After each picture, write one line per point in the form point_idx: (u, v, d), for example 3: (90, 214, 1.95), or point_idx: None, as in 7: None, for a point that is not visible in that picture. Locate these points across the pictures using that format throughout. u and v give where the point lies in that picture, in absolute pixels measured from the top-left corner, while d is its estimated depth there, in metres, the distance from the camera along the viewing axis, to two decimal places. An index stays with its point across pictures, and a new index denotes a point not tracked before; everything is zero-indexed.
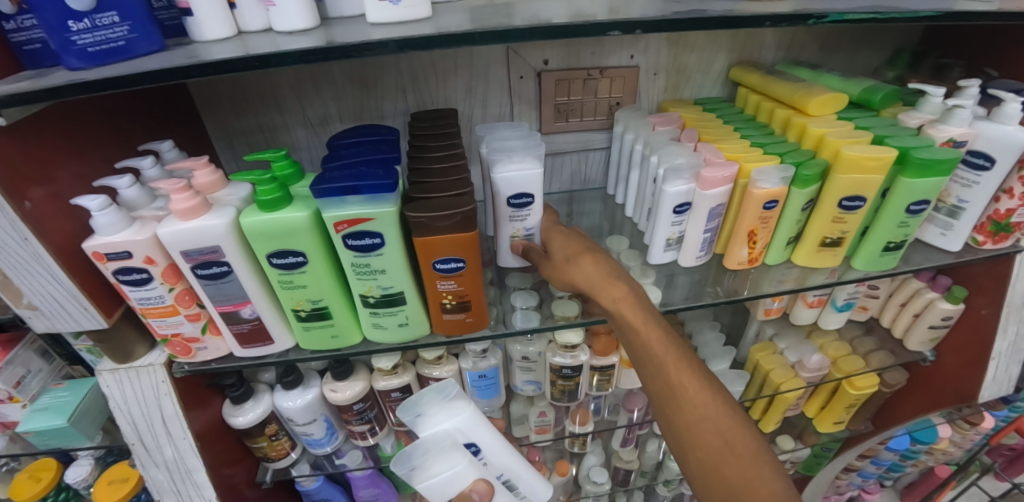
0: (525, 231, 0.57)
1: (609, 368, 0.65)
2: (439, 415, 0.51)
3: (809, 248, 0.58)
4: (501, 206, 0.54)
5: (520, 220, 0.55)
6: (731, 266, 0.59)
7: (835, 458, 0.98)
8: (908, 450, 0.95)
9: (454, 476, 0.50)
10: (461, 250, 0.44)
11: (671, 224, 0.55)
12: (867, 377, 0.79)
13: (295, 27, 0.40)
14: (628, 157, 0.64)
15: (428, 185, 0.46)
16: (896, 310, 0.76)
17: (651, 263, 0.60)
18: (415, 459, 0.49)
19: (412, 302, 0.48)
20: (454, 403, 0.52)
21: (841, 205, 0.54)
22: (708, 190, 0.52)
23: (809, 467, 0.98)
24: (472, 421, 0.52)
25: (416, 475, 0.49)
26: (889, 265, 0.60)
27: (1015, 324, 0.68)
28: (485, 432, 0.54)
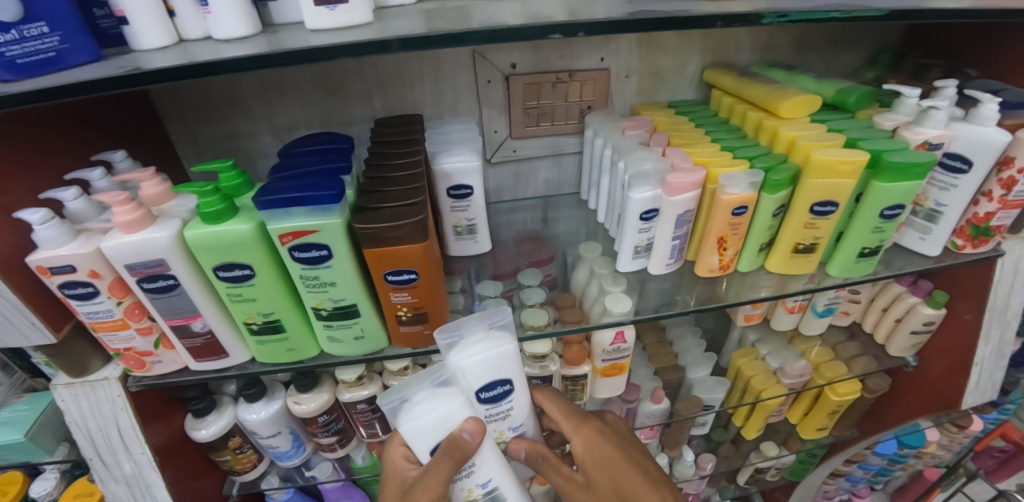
0: (467, 221, 0.58)
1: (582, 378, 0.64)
2: (477, 345, 0.45)
3: (782, 255, 0.57)
4: (442, 197, 0.56)
5: (462, 210, 0.56)
6: (702, 273, 0.58)
7: (821, 464, 0.96)
8: (896, 454, 0.93)
9: (444, 413, 0.43)
10: (413, 262, 0.43)
11: (638, 232, 0.54)
12: (849, 383, 0.77)
13: (234, 35, 0.39)
14: (599, 162, 0.62)
15: (380, 195, 0.45)
16: (878, 315, 0.75)
17: (621, 271, 0.58)
18: (405, 392, 0.44)
19: (366, 314, 0.46)
20: (497, 334, 0.46)
21: (813, 211, 0.52)
22: (674, 196, 0.51)
23: (794, 473, 0.97)
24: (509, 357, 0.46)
25: (404, 411, 0.43)
26: (864, 271, 0.58)
27: (998, 329, 0.67)
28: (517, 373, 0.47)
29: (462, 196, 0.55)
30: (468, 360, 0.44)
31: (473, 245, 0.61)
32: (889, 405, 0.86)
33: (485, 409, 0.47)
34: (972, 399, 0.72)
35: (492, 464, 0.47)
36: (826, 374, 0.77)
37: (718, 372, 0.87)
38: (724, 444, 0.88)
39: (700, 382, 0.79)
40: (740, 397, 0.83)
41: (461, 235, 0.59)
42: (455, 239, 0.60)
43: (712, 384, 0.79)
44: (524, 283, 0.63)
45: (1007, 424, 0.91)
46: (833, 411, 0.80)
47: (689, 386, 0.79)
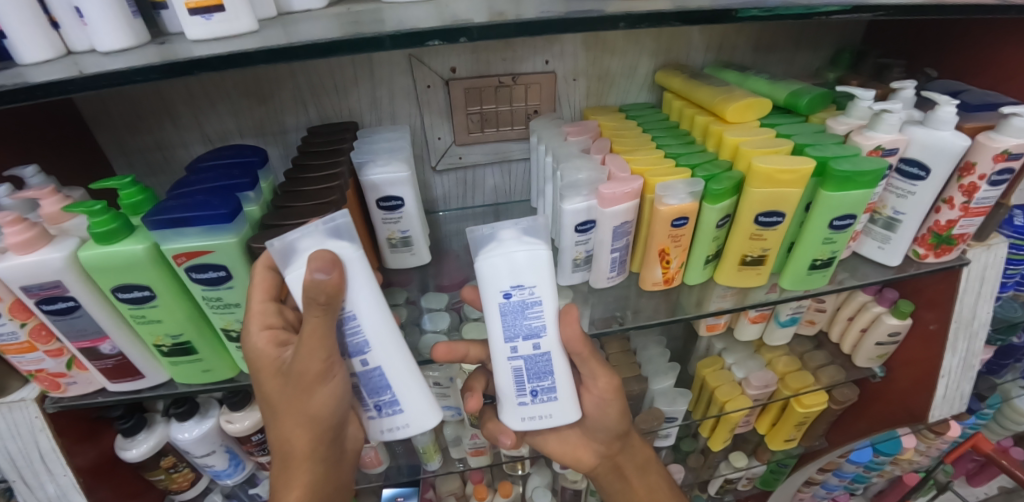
0: (401, 234, 0.56)
1: None
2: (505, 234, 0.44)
3: (730, 267, 0.54)
4: (373, 209, 0.54)
5: (394, 222, 0.54)
6: (647, 286, 0.55)
7: (794, 473, 0.94)
8: (871, 462, 0.89)
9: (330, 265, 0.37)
10: None
11: (575, 244, 0.52)
12: (816, 394, 0.75)
13: (114, 46, 0.37)
14: (543, 169, 0.60)
15: (289, 211, 0.43)
16: (844, 324, 0.72)
17: (564, 284, 0.56)
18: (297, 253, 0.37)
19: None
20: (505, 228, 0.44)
21: (758, 222, 0.49)
22: (609, 207, 0.48)
23: (767, 482, 0.95)
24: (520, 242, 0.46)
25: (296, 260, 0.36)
26: (818, 283, 0.55)
27: (964, 340, 0.64)
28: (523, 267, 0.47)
29: (394, 208, 0.53)
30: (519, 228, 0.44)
31: (411, 258, 0.59)
32: (859, 415, 0.83)
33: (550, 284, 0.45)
34: (940, 411, 0.70)
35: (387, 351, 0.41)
36: (793, 385, 0.74)
37: (684, 381, 0.84)
38: (692, 454, 0.86)
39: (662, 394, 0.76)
40: (704, 408, 0.81)
41: (397, 248, 0.57)
42: (391, 251, 0.58)
43: (675, 395, 0.76)
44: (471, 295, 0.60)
45: (978, 436, 0.90)
46: (797, 423, 0.78)
47: (651, 398, 0.77)
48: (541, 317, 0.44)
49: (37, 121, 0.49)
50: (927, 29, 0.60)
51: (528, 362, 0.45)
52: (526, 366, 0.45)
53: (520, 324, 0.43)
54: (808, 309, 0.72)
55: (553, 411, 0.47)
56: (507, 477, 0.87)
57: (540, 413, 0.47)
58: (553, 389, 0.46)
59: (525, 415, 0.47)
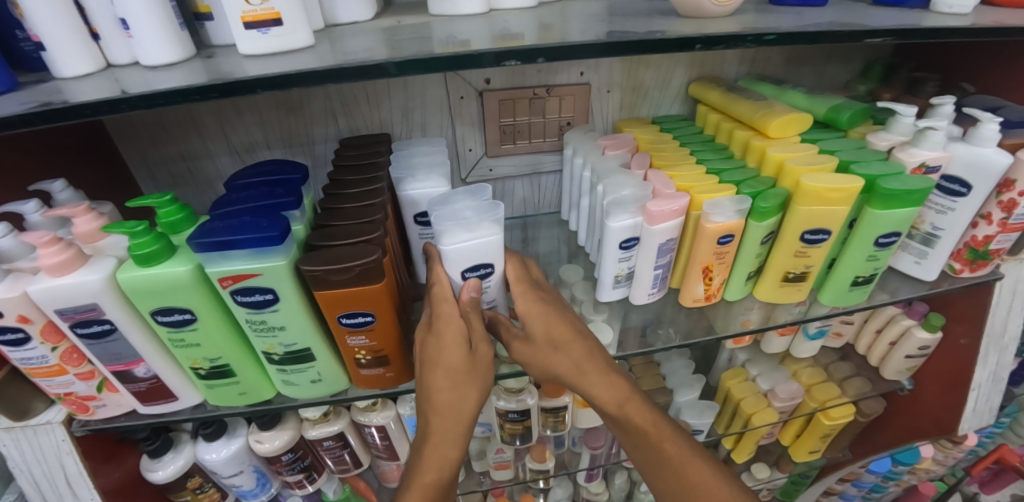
0: None
1: (559, 410, 0.63)
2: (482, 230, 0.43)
3: (771, 283, 0.53)
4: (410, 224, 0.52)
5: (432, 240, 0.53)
6: (686, 302, 0.55)
7: (814, 484, 0.94)
8: (890, 472, 0.90)
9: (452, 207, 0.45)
10: (367, 304, 0.40)
11: (618, 261, 0.51)
12: (843, 407, 0.75)
13: (162, 60, 0.36)
14: (579, 183, 0.59)
15: (335, 230, 0.41)
16: (872, 337, 0.72)
17: (601, 300, 0.55)
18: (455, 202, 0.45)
19: (322, 357, 0.43)
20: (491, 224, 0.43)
21: (803, 239, 0.49)
22: (655, 225, 0.47)
23: (786, 493, 0.95)
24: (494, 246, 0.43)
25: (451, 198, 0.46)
26: (856, 299, 0.55)
27: (995, 354, 0.64)
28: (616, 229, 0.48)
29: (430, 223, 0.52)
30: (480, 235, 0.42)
31: None
32: (885, 427, 0.83)
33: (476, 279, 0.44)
34: (969, 423, 0.70)
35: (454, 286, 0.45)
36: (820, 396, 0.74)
37: (707, 393, 0.83)
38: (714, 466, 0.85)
39: (689, 407, 0.75)
40: (728, 422, 0.80)
41: None
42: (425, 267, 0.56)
43: (701, 407, 0.75)
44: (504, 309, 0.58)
45: (1004, 448, 0.92)
46: (821, 434, 0.78)
47: (677, 410, 0.76)
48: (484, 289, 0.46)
49: (62, 132, 0.47)
50: (960, 46, 0.60)
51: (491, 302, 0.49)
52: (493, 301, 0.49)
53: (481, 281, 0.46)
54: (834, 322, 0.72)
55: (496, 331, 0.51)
56: (527, 490, 0.86)
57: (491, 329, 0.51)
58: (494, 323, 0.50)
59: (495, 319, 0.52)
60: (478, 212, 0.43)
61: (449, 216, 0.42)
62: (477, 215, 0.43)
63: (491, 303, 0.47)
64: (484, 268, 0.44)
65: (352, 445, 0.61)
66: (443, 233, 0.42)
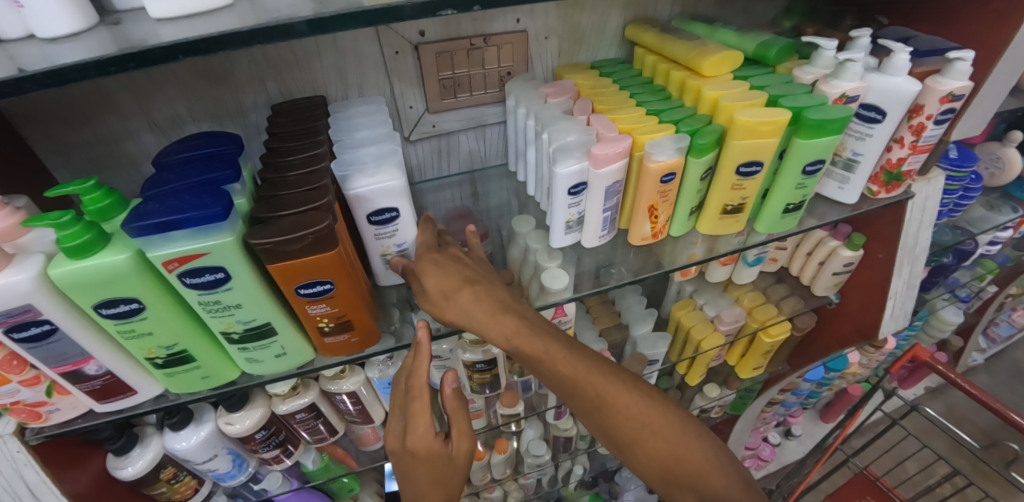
0: (397, 247, 0.51)
1: None
2: (378, 175, 0.46)
3: (712, 217, 0.56)
4: (364, 224, 0.48)
5: (388, 237, 0.49)
6: (635, 241, 0.57)
7: (759, 396, 1.04)
8: (824, 378, 1.02)
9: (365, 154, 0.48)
10: (324, 272, 0.39)
11: (568, 206, 0.52)
12: (780, 324, 0.82)
13: (58, 29, 0.32)
14: (524, 133, 0.59)
15: (280, 199, 0.40)
16: (804, 259, 0.79)
17: (555, 246, 0.57)
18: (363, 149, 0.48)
19: (285, 330, 0.43)
20: (387, 169, 0.46)
21: (738, 172, 0.52)
22: (601, 168, 0.49)
23: (736, 407, 1.05)
24: (395, 190, 0.46)
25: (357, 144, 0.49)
26: (788, 225, 0.60)
27: (908, 264, 0.72)
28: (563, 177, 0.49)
29: (385, 221, 0.48)
30: (373, 180, 0.45)
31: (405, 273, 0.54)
32: (818, 339, 0.92)
33: (380, 223, 0.48)
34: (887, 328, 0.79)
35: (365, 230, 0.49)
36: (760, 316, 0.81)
37: (661, 326, 0.89)
38: (670, 391, 0.93)
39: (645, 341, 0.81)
40: (681, 349, 0.87)
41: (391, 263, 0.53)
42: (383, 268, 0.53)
43: (656, 339, 0.81)
44: None
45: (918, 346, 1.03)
46: (762, 351, 0.85)
47: (634, 344, 0.81)
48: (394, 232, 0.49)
49: None
50: None
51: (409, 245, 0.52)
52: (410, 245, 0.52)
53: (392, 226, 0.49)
54: (770, 248, 0.78)
55: None
56: (501, 434, 0.91)
57: None
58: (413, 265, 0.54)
59: None
60: (375, 158, 0.47)
61: (349, 163, 0.46)
62: (377, 161, 0.46)
63: (403, 247, 0.52)
64: (389, 212, 0.48)
65: (325, 414, 0.62)
66: (346, 179, 0.46)
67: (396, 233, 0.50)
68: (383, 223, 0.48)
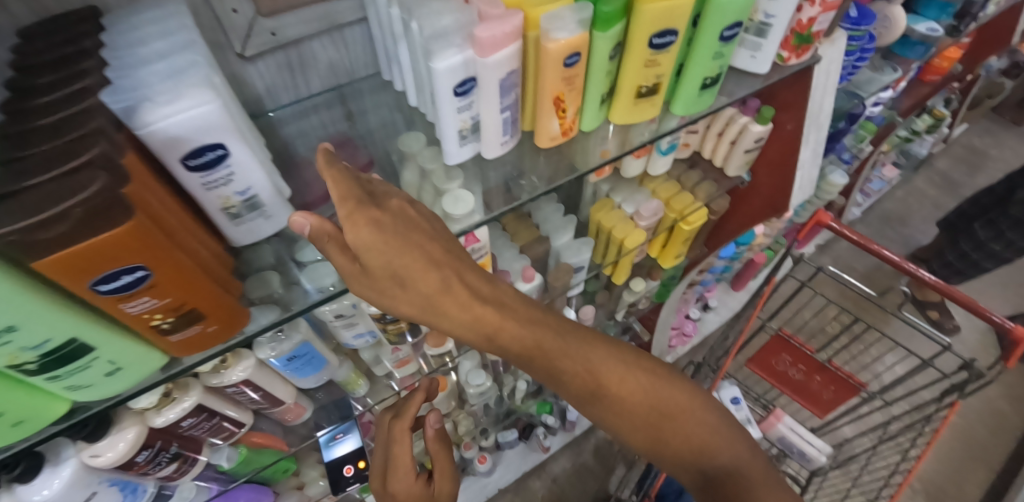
0: (239, 195, 0.39)
1: None
2: (180, 99, 0.32)
3: (626, 103, 0.49)
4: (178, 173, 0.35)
5: (222, 184, 0.37)
6: (545, 143, 0.49)
7: (681, 281, 1.08)
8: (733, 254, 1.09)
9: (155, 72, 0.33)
10: (132, 257, 0.27)
11: (457, 112, 0.42)
12: (697, 211, 0.81)
13: None
14: (389, 27, 0.46)
15: (24, 165, 0.26)
16: (716, 140, 0.76)
17: (451, 163, 0.48)
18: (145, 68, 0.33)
19: (110, 342, 0.32)
20: (192, 88, 0.32)
21: (651, 45, 0.43)
22: (489, 56, 0.38)
23: (660, 295, 1.09)
24: (212, 118, 0.33)
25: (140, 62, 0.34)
26: (706, 103, 0.54)
27: (813, 132, 0.71)
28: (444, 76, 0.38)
29: (210, 162, 0.35)
30: (175, 106, 0.32)
31: (262, 223, 0.43)
32: (731, 218, 0.94)
33: (204, 166, 0.35)
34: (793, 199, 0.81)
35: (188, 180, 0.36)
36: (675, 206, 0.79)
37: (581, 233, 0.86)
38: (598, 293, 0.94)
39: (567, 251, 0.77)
40: (604, 251, 0.84)
41: (239, 216, 0.40)
42: (232, 223, 0.41)
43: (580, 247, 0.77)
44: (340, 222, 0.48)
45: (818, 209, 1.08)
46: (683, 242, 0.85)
47: (557, 254, 0.77)
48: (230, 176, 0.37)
49: None
50: None
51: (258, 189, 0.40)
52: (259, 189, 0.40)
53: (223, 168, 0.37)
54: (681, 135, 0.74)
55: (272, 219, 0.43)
56: None
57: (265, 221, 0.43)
58: (269, 213, 0.42)
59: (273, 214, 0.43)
60: (168, 78, 0.33)
61: (127, 87, 0.31)
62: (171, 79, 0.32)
63: (248, 194, 0.39)
64: (213, 150, 0.35)
65: (222, 411, 0.53)
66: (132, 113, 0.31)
67: (232, 177, 0.37)
68: (210, 166, 0.35)
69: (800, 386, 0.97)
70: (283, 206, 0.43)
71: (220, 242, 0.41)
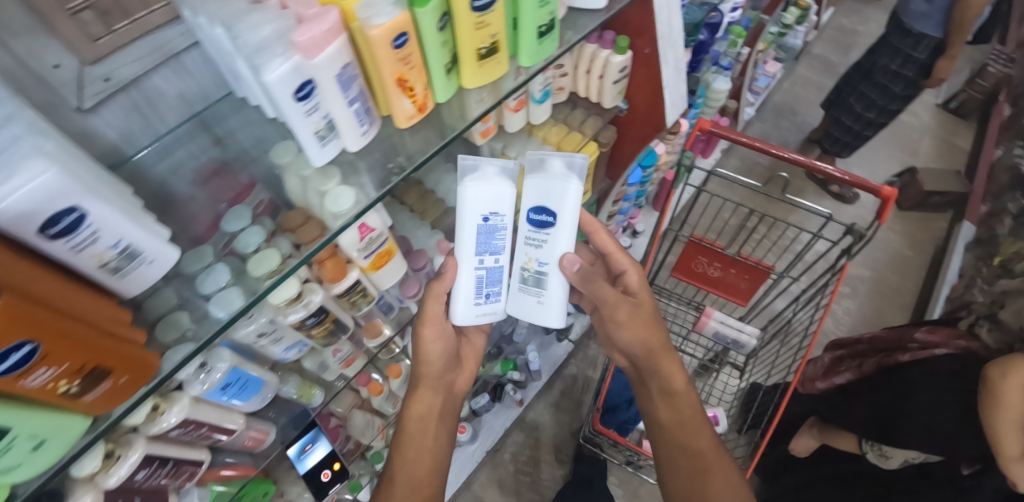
0: (113, 251, 0.38)
1: (351, 290, 0.60)
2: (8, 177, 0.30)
3: (472, 67, 0.49)
4: (50, 246, 0.33)
5: (91, 244, 0.35)
6: (405, 124, 0.49)
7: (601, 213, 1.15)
8: (643, 177, 1.22)
9: (43, 187, 0.31)
10: (29, 330, 0.29)
11: (306, 116, 0.41)
12: (587, 148, 0.83)
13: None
14: (222, 50, 0.45)
15: None
16: (586, 77, 0.78)
17: (320, 165, 0.47)
18: None
19: (20, 419, 0.32)
20: (27, 157, 0.31)
21: (474, 8, 0.44)
22: (316, 58, 0.38)
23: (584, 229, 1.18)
24: (65, 180, 0.32)
25: None
26: (551, 50, 0.55)
27: (671, 51, 0.73)
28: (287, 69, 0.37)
29: (73, 227, 0.34)
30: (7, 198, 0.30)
31: (151, 268, 0.42)
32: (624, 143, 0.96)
33: (64, 246, 0.34)
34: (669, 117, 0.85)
35: (101, 214, 0.36)
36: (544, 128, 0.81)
37: None
38: None
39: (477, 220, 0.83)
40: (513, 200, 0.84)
41: (121, 268, 0.39)
42: (117, 278, 0.40)
43: None
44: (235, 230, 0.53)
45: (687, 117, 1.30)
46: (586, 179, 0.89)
47: None
48: (94, 225, 0.35)
49: None
50: None
51: (101, 216, 0.35)
52: (99, 233, 0.36)
53: (82, 232, 0.34)
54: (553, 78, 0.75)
55: (153, 254, 0.42)
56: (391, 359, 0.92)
57: (116, 241, 0.37)
58: (117, 235, 0.37)
59: (113, 243, 0.37)
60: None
61: None
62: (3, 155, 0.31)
63: (124, 246, 0.38)
64: (75, 213, 0.34)
65: (171, 455, 0.54)
66: None
67: (96, 234, 0.35)
68: (69, 237, 0.34)
69: (718, 280, 1.05)
70: (151, 229, 0.41)
71: (112, 299, 0.41)
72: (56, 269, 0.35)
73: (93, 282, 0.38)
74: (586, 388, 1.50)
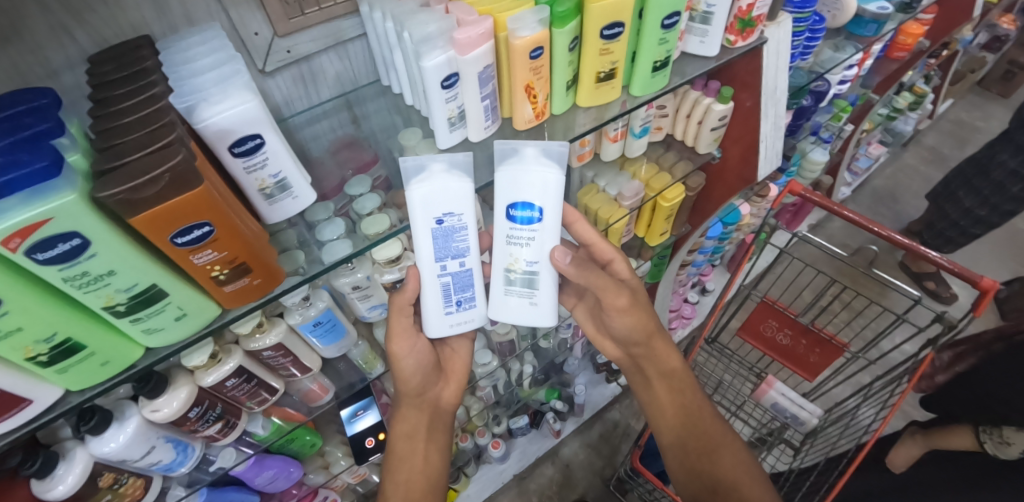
0: (272, 179, 0.46)
1: None
2: (225, 104, 0.40)
3: (589, 86, 0.55)
4: (228, 159, 0.43)
5: (260, 168, 0.44)
6: (523, 126, 0.56)
7: (673, 260, 1.16)
8: (722, 233, 1.22)
9: (243, 114, 0.41)
10: (202, 213, 0.36)
11: (444, 101, 0.48)
12: (674, 188, 0.87)
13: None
14: (385, 39, 0.55)
15: (129, 167, 0.33)
16: (685, 121, 0.82)
17: (444, 148, 0.54)
18: (194, 95, 0.41)
19: (177, 290, 0.40)
20: (239, 93, 0.41)
21: (603, 35, 0.50)
22: (466, 54, 0.45)
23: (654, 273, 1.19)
24: (260, 112, 0.42)
25: (204, 107, 0.40)
26: (661, 84, 0.60)
27: (772, 108, 0.76)
28: (440, 60, 0.45)
29: (252, 151, 0.43)
30: (218, 118, 0.40)
31: (294, 202, 0.50)
32: (710, 194, 0.98)
33: (243, 164, 0.43)
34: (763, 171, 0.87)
35: (271, 146, 0.44)
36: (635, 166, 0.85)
37: None
38: None
39: None
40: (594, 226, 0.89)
41: (274, 196, 0.48)
42: (268, 204, 0.48)
43: None
44: (355, 193, 0.60)
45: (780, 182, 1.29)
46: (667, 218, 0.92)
47: None
48: (265, 154, 0.44)
49: None
50: None
51: (272, 150, 0.44)
52: (266, 160, 0.45)
53: (255, 158, 0.44)
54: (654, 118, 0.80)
55: (299, 193, 0.50)
56: None
57: (276, 172, 0.46)
58: (277, 168, 0.46)
59: (273, 173, 0.46)
60: (219, 84, 0.42)
61: (189, 93, 0.41)
62: (223, 89, 0.41)
63: (280, 178, 0.47)
64: (254, 139, 0.42)
65: (256, 375, 0.62)
66: (193, 112, 0.40)
67: (265, 161, 0.44)
68: (249, 155, 0.43)
69: (785, 348, 1.02)
70: (303, 171, 0.50)
71: (260, 221, 0.49)
72: (232, 181, 0.44)
73: (251, 202, 0.47)
74: (625, 437, 1.44)
